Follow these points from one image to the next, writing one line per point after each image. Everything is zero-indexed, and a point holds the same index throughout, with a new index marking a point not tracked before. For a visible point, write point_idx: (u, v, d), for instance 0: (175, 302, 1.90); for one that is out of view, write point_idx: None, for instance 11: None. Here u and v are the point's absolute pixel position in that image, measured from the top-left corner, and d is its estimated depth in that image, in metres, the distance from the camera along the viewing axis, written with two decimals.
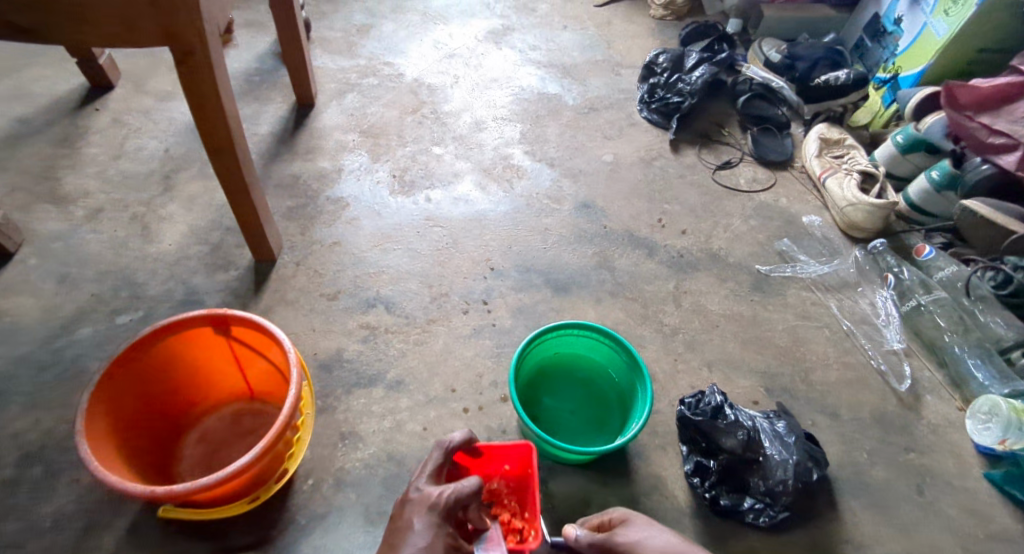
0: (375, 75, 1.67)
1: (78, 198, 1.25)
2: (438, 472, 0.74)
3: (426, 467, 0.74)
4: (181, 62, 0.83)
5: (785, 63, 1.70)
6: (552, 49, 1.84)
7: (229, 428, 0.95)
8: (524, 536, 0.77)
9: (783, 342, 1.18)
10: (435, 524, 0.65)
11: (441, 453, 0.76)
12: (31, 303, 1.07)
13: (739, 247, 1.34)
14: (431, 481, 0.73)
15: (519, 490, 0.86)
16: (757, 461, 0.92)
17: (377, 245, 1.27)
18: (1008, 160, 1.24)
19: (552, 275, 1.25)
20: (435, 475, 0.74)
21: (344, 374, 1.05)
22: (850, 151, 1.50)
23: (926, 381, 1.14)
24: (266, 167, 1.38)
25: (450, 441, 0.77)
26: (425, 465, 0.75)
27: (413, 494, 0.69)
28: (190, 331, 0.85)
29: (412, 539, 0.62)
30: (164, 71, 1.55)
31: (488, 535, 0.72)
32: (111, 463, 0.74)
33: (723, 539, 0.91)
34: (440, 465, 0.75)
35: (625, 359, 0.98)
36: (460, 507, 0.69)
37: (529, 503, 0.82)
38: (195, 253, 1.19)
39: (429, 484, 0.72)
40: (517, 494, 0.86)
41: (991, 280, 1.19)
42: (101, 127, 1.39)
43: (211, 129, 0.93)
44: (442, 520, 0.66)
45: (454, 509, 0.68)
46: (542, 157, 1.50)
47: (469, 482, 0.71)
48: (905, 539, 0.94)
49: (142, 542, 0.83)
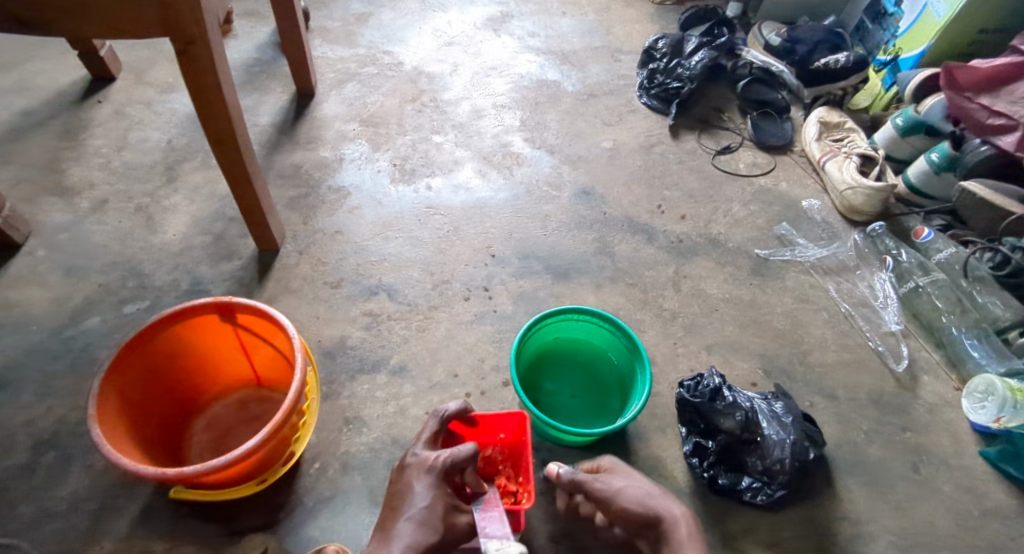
0: (374, 64, 1.67)
1: (83, 189, 1.26)
2: (434, 438, 0.79)
3: (422, 434, 0.79)
4: (181, 53, 0.84)
5: (785, 46, 1.68)
6: (551, 36, 1.84)
7: (236, 414, 0.97)
8: (519, 498, 0.80)
9: (781, 325, 1.19)
10: (433, 485, 0.71)
11: (437, 420, 0.79)
12: (40, 293, 1.09)
13: (739, 232, 1.35)
14: (428, 446, 0.78)
15: (512, 457, 0.87)
16: (755, 441, 0.94)
17: (378, 234, 1.28)
18: (1008, 141, 1.24)
19: (552, 261, 1.26)
20: (432, 441, 0.78)
21: (348, 361, 1.07)
22: (850, 134, 1.50)
23: (923, 361, 1.15)
24: (267, 157, 1.39)
25: (445, 409, 0.80)
26: (422, 432, 0.79)
27: (411, 459, 0.75)
28: (196, 318, 0.87)
29: (414, 501, 0.69)
30: (165, 62, 1.56)
31: (486, 498, 0.73)
32: (123, 447, 0.76)
33: (721, 517, 0.93)
34: (436, 431, 0.79)
35: (625, 342, 0.99)
36: (456, 470, 0.73)
37: (522, 468, 0.84)
38: (199, 243, 1.20)
39: (426, 450, 0.77)
40: (511, 460, 0.87)
41: (989, 261, 1.21)
42: (103, 119, 1.40)
43: (213, 120, 0.94)
44: (441, 479, 0.72)
45: (451, 471, 0.73)
46: (542, 144, 1.51)
47: (464, 447, 0.74)
48: (900, 515, 0.95)
49: (154, 524, 0.86)
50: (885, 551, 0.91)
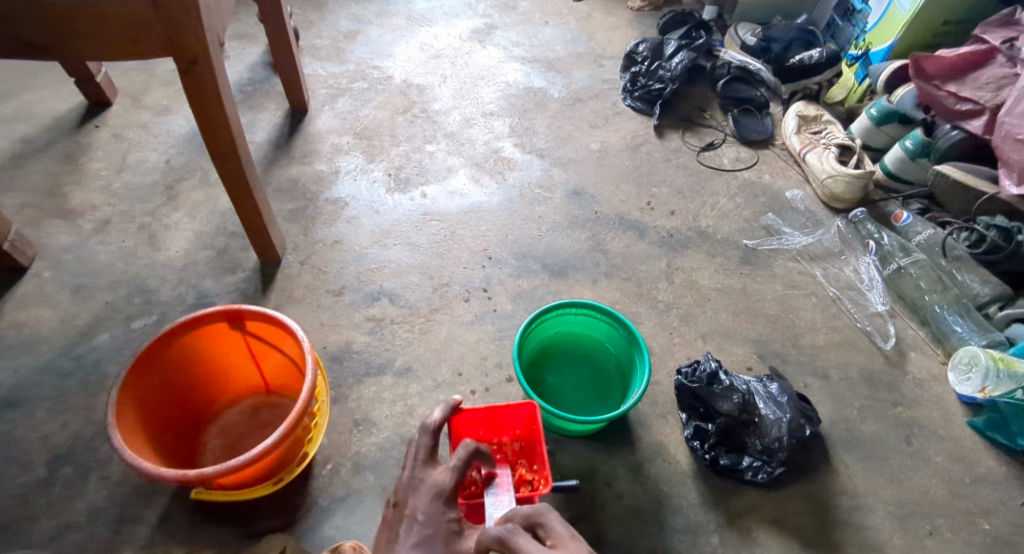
0: (365, 78, 1.71)
1: (85, 211, 1.29)
2: (431, 453, 0.76)
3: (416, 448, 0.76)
4: (185, 72, 0.88)
5: (760, 45, 1.75)
6: (535, 45, 1.89)
7: (248, 421, 0.99)
8: (535, 485, 0.81)
9: (773, 310, 1.23)
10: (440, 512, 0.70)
11: (428, 436, 0.76)
12: (49, 314, 1.11)
13: (727, 224, 1.39)
14: (428, 464, 0.75)
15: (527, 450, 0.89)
16: (753, 422, 0.98)
17: (377, 241, 1.31)
18: (975, 126, 1.30)
19: (547, 260, 1.29)
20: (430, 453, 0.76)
21: (354, 364, 1.10)
22: (828, 126, 1.56)
23: (910, 339, 1.19)
24: (265, 171, 1.42)
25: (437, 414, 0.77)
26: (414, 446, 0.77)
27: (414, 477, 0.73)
28: (208, 327, 0.89)
29: (415, 528, 0.69)
30: (161, 85, 1.59)
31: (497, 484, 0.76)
32: (143, 452, 0.78)
33: (724, 497, 0.96)
34: (432, 446, 0.76)
35: (623, 333, 1.02)
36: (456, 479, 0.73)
37: (537, 456, 0.86)
38: (202, 258, 1.23)
39: (427, 469, 0.74)
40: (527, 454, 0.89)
41: (965, 240, 1.26)
42: (102, 142, 1.43)
43: (216, 135, 0.98)
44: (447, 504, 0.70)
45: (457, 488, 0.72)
46: (532, 149, 1.55)
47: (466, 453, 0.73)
48: (896, 487, 0.99)
49: (173, 531, 0.87)
50: (883, 522, 0.95)
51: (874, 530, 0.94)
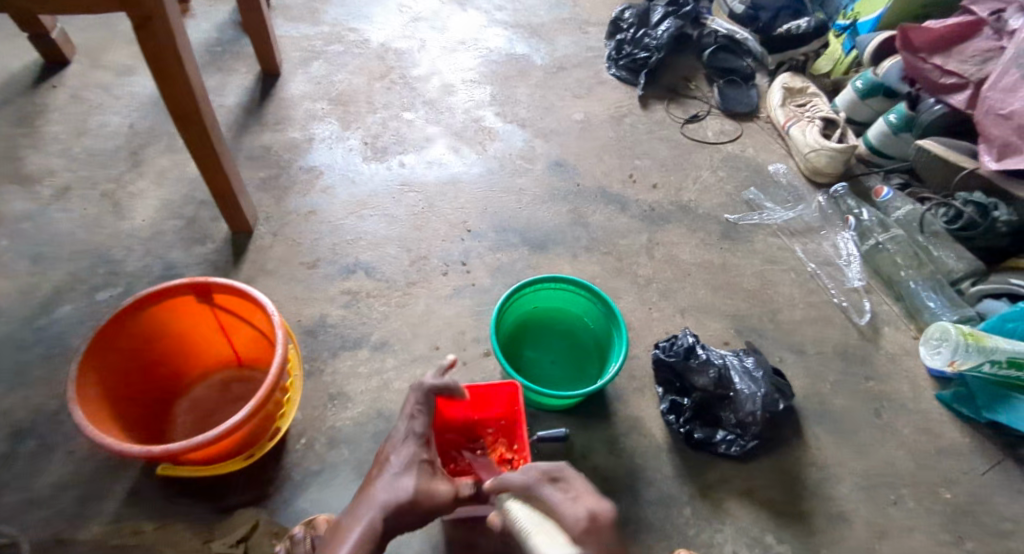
0: (340, 41, 1.64)
1: (43, 177, 1.23)
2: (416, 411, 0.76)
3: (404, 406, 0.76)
4: (139, 28, 0.82)
5: (749, 13, 1.72)
6: (518, 9, 1.82)
7: (219, 395, 0.98)
8: (515, 465, 0.83)
9: (751, 286, 1.23)
10: (417, 454, 0.70)
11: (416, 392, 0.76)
12: (7, 284, 1.07)
13: (708, 198, 1.38)
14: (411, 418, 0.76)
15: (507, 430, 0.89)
16: (728, 395, 0.98)
17: (354, 212, 1.28)
18: (958, 100, 1.29)
19: (528, 234, 1.27)
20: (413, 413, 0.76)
21: (328, 338, 1.08)
22: (813, 99, 1.54)
23: (884, 314, 1.21)
24: (236, 138, 1.37)
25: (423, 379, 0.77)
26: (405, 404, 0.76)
27: (392, 433, 0.74)
28: (172, 300, 0.86)
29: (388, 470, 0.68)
30: (121, 44, 1.51)
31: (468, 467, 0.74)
32: (104, 425, 0.76)
33: (698, 469, 0.97)
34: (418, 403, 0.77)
35: (602, 308, 1.01)
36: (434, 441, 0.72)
37: (517, 436, 0.86)
38: (170, 227, 1.19)
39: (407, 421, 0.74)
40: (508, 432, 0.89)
41: (944, 216, 1.26)
42: (60, 104, 1.36)
43: (177, 98, 0.93)
44: (423, 448, 0.71)
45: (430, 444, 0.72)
46: (513, 119, 1.51)
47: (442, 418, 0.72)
48: (864, 458, 1.01)
49: (143, 505, 0.86)
50: (850, 492, 0.97)
51: (841, 501, 0.96)
